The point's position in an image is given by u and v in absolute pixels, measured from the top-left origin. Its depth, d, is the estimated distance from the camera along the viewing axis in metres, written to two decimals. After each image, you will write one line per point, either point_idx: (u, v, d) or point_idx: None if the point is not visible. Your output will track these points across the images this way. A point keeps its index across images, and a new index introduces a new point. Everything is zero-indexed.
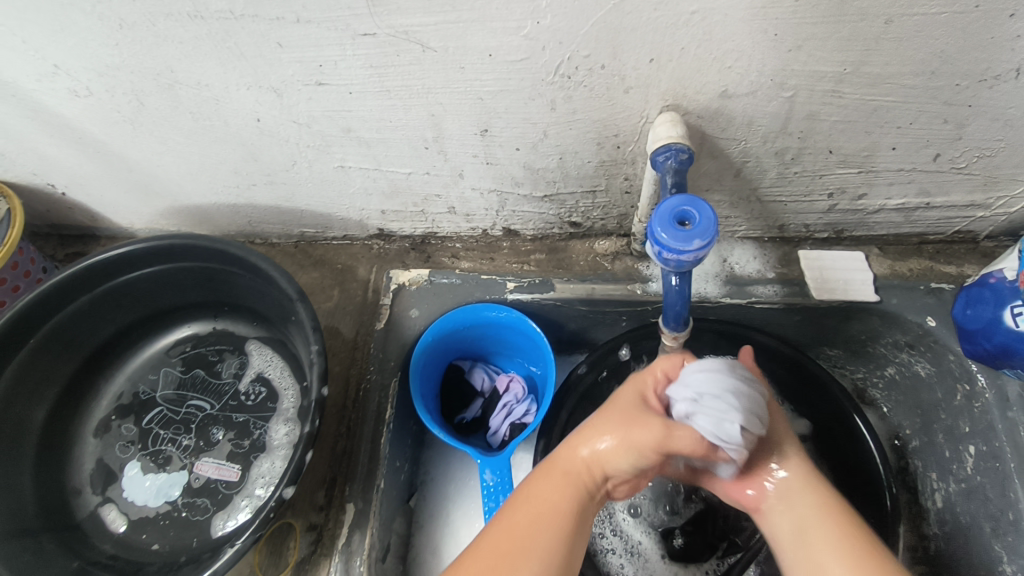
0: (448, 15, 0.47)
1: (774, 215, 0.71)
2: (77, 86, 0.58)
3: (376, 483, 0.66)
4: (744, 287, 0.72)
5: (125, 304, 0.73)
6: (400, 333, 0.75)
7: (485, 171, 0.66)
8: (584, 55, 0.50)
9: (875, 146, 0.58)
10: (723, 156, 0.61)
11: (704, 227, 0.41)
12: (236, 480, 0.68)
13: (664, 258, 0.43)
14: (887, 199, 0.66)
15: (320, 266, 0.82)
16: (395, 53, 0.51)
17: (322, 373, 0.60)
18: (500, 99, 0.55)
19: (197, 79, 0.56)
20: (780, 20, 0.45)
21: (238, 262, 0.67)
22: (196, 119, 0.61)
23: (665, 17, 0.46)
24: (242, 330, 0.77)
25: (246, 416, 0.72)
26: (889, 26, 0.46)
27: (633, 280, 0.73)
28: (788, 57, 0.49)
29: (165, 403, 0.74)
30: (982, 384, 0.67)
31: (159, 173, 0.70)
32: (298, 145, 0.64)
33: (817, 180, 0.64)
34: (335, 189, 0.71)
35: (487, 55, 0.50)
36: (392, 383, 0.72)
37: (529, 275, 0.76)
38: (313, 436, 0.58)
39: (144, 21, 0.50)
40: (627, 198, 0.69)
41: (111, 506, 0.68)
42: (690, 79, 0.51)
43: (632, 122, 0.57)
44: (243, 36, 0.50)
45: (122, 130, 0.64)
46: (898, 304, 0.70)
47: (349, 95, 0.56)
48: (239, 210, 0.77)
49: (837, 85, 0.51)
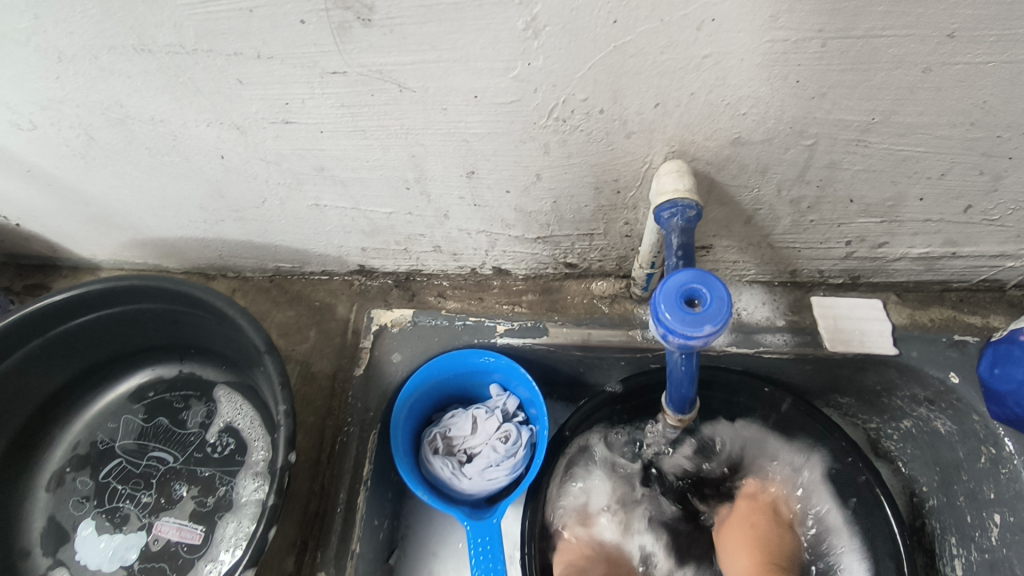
0: (428, 54, 0.41)
1: (786, 261, 0.65)
2: (18, 119, 0.52)
3: (350, 549, 0.61)
4: (752, 336, 0.67)
5: (81, 347, 0.67)
6: (380, 380, 0.69)
7: (472, 213, 0.61)
8: (581, 99, 0.44)
9: (900, 196, 0.53)
10: (733, 203, 0.55)
11: (715, 308, 0.36)
12: (198, 544, 0.63)
13: (669, 340, 0.38)
14: (910, 248, 0.61)
15: (297, 303, 0.77)
16: (369, 92, 0.45)
17: (290, 435, 0.55)
18: (487, 142, 0.50)
19: (151, 114, 0.50)
20: (804, 66, 0.40)
21: (202, 307, 0.62)
22: (154, 155, 0.56)
23: (673, 61, 0.40)
24: (209, 375, 0.71)
25: (211, 471, 0.66)
26: (927, 75, 0.40)
27: (632, 326, 0.68)
28: (810, 105, 0.43)
29: (124, 454, 0.68)
30: (1010, 449, 0.61)
31: (120, 207, 0.65)
32: (268, 183, 0.58)
33: (835, 228, 0.58)
34: (310, 227, 0.66)
35: (472, 96, 0.45)
36: (371, 435, 0.67)
37: (520, 318, 0.71)
38: (278, 508, 0.52)
39: (85, 54, 0.44)
40: (627, 241, 0.63)
41: (61, 570, 0.62)
42: (698, 125, 0.46)
43: (634, 168, 0.51)
44: (197, 71, 0.45)
45: (74, 165, 0.58)
46: (918, 358, 0.65)
47: (320, 134, 0.50)
48: (209, 244, 0.72)
49: (864, 134, 0.46)
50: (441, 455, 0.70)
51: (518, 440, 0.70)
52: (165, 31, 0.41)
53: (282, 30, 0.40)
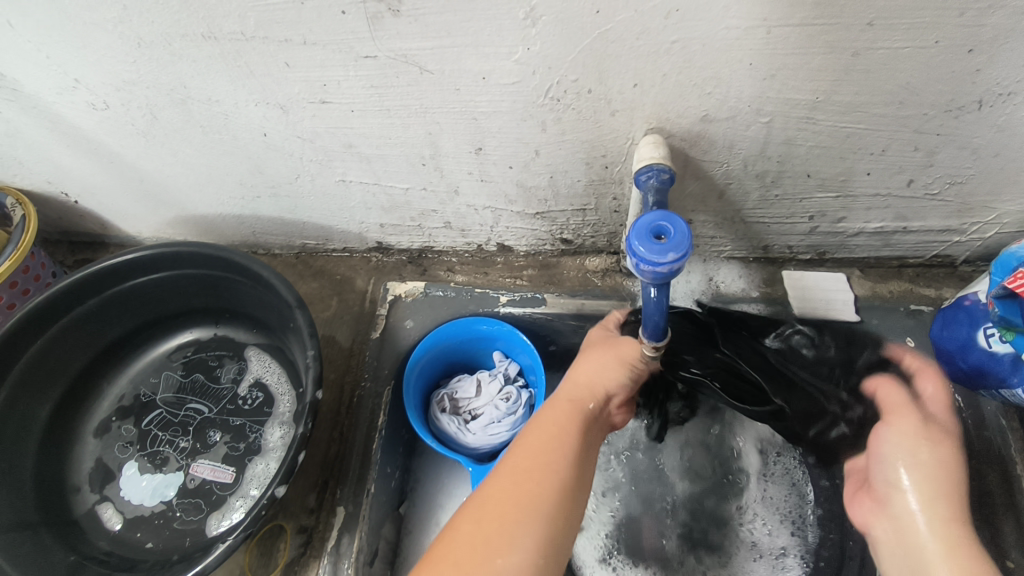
0: (445, 41, 0.50)
1: (758, 236, 0.73)
2: (95, 100, 0.61)
3: (366, 487, 0.68)
4: (729, 305, 0.75)
5: (130, 308, 0.75)
6: (395, 342, 0.77)
7: (479, 188, 0.69)
8: (572, 80, 0.53)
9: (850, 171, 0.61)
10: (706, 178, 0.64)
11: (678, 241, 0.44)
12: (230, 482, 0.70)
13: (641, 271, 0.46)
14: (866, 222, 0.69)
15: (320, 276, 0.85)
16: (395, 74, 0.54)
17: (316, 377, 0.63)
18: (493, 119, 0.58)
19: (209, 95, 0.59)
20: (755, 51, 0.49)
21: (240, 269, 0.70)
22: (206, 133, 0.65)
23: (647, 46, 0.49)
24: (241, 337, 0.79)
25: (242, 420, 0.74)
26: (856, 59, 0.49)
27: (622, 296, 0.76)
28: (763, 86, 0.52)
29: (165, 405, 0.76)
30: (960, 402, 0.68)
31: (170, 183, 0.74)
32: (302, 160, 0.67)
33: (798, 203, 0.67)
34: (336, 203, 0.74)
35: (481, 78, 0.54)
36: (386, 391, 0.74)
37: (521, 289, 0.79)
38: (306, 436, 0.60)
39: (161, 41, 0.53)
40: (616, 216, 0.72)
41: (108, 504, 0.70)
42: (671, 104, 0.54)
43: (618, 144, 0.60)
44: (253, 56, 0.54)
45: (136, 142, 0.67)
46: (878, 325, 0.72)
47: (350, 113, 0.59)
48: (244, 221, 0.80)
49: (811, 112, 0.54)
50: (448, 414, 0.77)
51: (517, 400, 0.78)
52: (230, 20, 0.50)
53: (326, 19, 0.49)
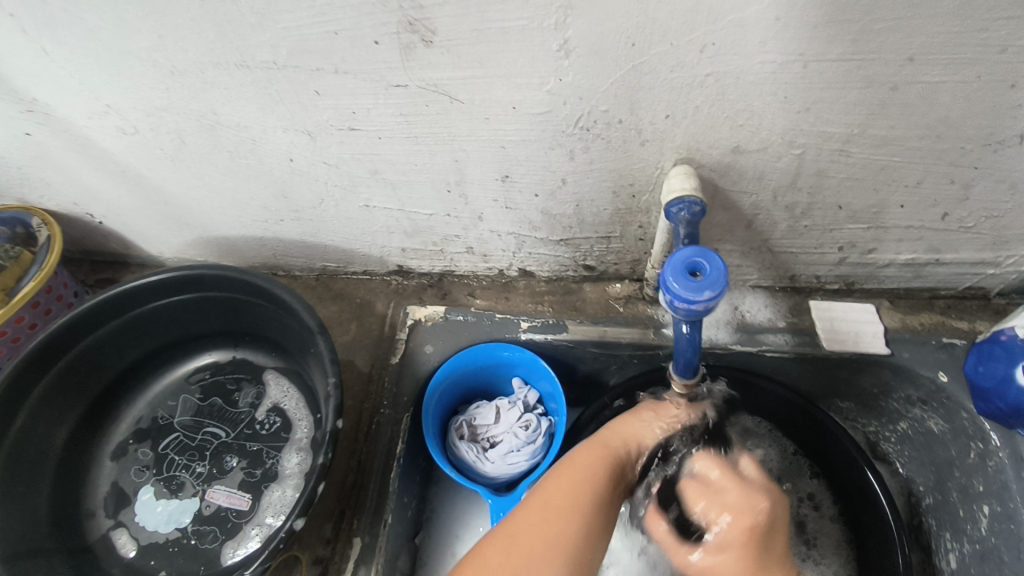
0: (476, 71, 0.50)
1: (785, 266, 0.72)
2: (124, 124, 0.61)
3: (383, 518, 0.67)
4: (755, 335, 0.73)
5: (150, 330, 0.75)
6: (414, 368, 0.76)
7: (504, 215, 0.69)
8: (603, 110, 0.52)
9: (884, 203, 0.60)
10: (735, 208, 0.63)
11: (714, 278, 0.43)
12: (246, 510, 0.69)
13: (676, 308, 0.45)
14: (897, 254, 0.67)
15: (340, 299, 0.85)
16: (424, 103, 0.54)
17: (337, 405, 0.62)
18: (521, 148, 0.58)
19: (237, 121, 0.59)
20: (790, 84, 0.48)
21: (262, 293, 0.70)
22: (233, 157, 0.65)
23: (681, 78, 0.48)
24: (260, 360, 0.78)
25: (259, 446, 0.73)
26: (895, 93, 0.48)
27: (645, 324, 0.75)
28: (798, 118, 0.51)
29: (182, 429, 0.75)
30: (996, 442, 0.66)
31: (194, 206, 0.74)
32: (327, 185, 0.67)
33: (828, 234, 0.65)
34: (358, 227, 0.74)
35: (511, 107, 0.53)
36: (404, 417, 0.73)
37: (542, 316, 0.78)
38: (326, 467, 0.59)
39: (194, 68, 0.53)
40: (641, 244, 0.71)
41: (122, 530, 0.69)
42: (703, 135, 0.54)
43: (647, 173, 0.59)
44: (283, 84, 0.54)
45: (162, 166, 0.67)
46: (909, 359, 0.71)
47: (378, 140, 0.59)
48: (266, 243, 0.80)
49: (846, 145, 0.53)
50: (466, 441, 0.76)
51: (537, 428, 0.76)
52: (263, 50, 0.50)
53: (359, 49, 0.49)
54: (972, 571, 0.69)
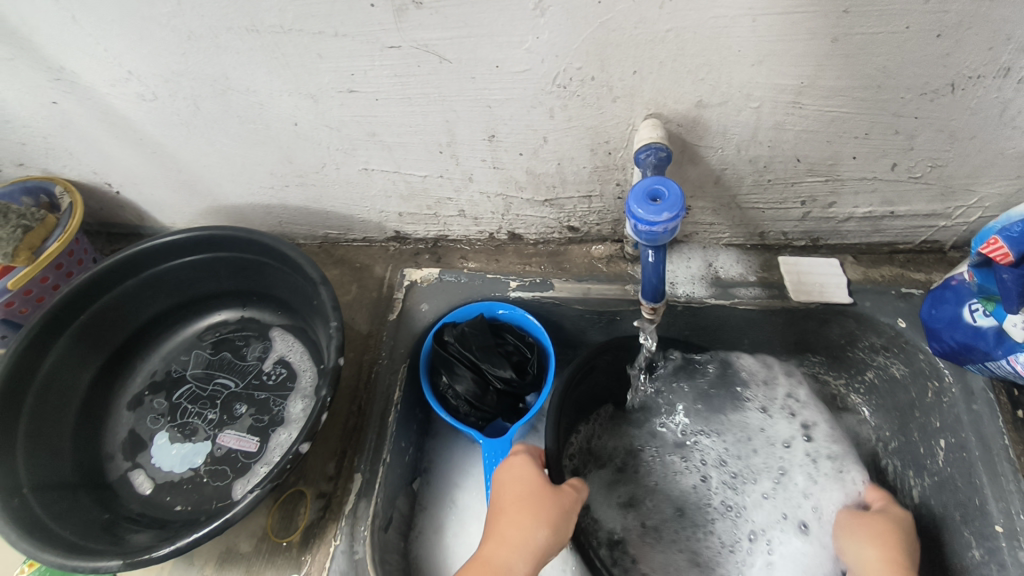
0: (463, 31, 0.56)
1: (754, 222, 0.77)
2: (144, 91, 0.67)
3: (382, 457, 0.71)
4: (728, 289, 0.79)
5: (165, 289, 0.81)
6: (410, 325, 0.82)
7: (492, 175, 0.74)
8: (577, 67, 0.58)
9: (837, 154, 0.65)
10: (703, 163, 0.69)
11: (671, 203, 0.48)
12: (254, 450, 0.74)
13: (638, 231, 0.50)
14: (855, 207, 0.73)
15: (341, 264, 0.90)
16: (417, 64, 0.60)
17: (339, 345, 0.67)
18: (505, 106, 0.64)
19: (248, 86, 0.65)
20: (742, 38, 0.54)
21: (269, 251, 0.75)
22: (242, 122, 0.70)
23: (644, 34, 0.54)
24: (267, 319, 0.84)
25: (266, 395, 0.78)
26: (836, 44, 0.54)
27: (625, 281, 0.81)
28: (751, 71, 0.57)
29: (194, 381, 0.80)
30: (949, 379, 0.71)
31: (205, 173, 0.79)
32: (329, 148, 0.73)
33: (790, 187, 0.71)
34: (358, 191, 0.80)
35: (495, 66, 0.59)
36: (401, 367, 0.78)
37: (531, 275, 0.84)
38: (328, 399, 0.63)
39: (210, 34, 0.59)
40: (619, 203, 0.76)
41: (139, 471, 0.74)
42: (668, 90, 0.60)
43: (620, 130, 0.65)
44: (289, 47, 0.60)
45: (178, 133, 0.73)
46: (871, 307, 0.76)
47: (375, 101, 0.65)
48: (272, 210, 0.86)
49: (797, 96, 0.59)
50: None
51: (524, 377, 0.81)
52: (272, 14, 0.56)
53: (357, 12, 0.55)
54: (932, 503, 0.74)
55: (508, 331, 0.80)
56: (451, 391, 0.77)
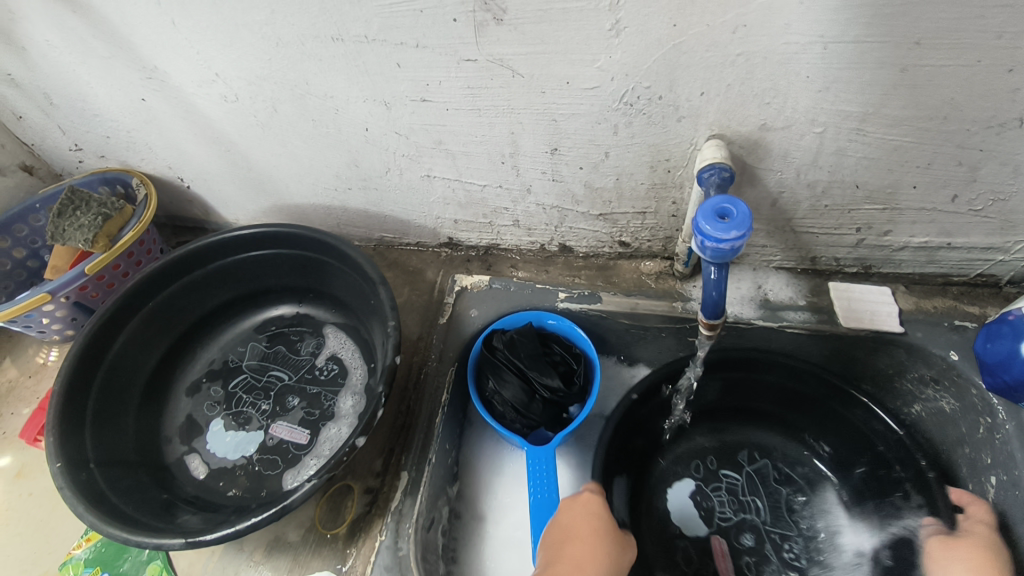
0: (538, 47, 0.58)
1: (807, 246, 0.78)
2: (228, 92, 0.71)
3: (429, 456, 0.73)
4: (777, 312, 0.80)
5: (228, 281, 0.84)
6: (459, 329, 0.84)
7: (550, 188, 0.76)
8: (645, 87, 0.60)
9: (897, 183, 0.66)
10: (761, 186, 0.70)
11: (739, 221, 0.50)
12: (305, 442, 0.76)
13: (705, 248, 0.51)
14: (911, 237, 0.73)
15: (394, 267, 0.93)
16: (490, 76, 0.62)
17: (396, 343, 0.69)
18: (571, 121, 0.66)
19: (326, 92, 0.68)
20: (811, 64, 0.55)
21: (330, 250, 0.78)
22: (316, 126, 0.74)
23: (715, 57, 0.56)
24: (321, 316, 0.87)
25: (319, 389, 0.80)
26: (904, 74, 0.54)
27: (674, 298, 0.82)
28: (817, 97, 0.58)
29: (249, 371, 0.83)
30: (1003, 415, 0.70)
31: (274, 173, 0.83)
32: (395, 154, 0.76)
33: (846, 214, 0.72)
34: (418, 197, 0.83)
35: (565, 82, 0.61)
36: (449, 371, 0.80)
37: (579, 287, 0.85)
38: (384, 395, 0.65)
39: (297, 41, 0.63)
40: (673, 220, 0.78)
41: (194, 455, 0.76)
42: (734, 112, 0.61)
43: (682, 149, 0.66)
44: (370, 57, 0.63)
45: (254, 133, 0.77)
46: (923, 338, 0.76)
47: (445, 111, 0.68)
48: (332, 212, 0.89)
49: (861, 124, 0.60)
50: None
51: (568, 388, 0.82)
52: (358, 25, 0.59)
53: (439, 26, 0.58)
54: None
55: (555, 341, 0.82)
56: (496, 396, 0.78)
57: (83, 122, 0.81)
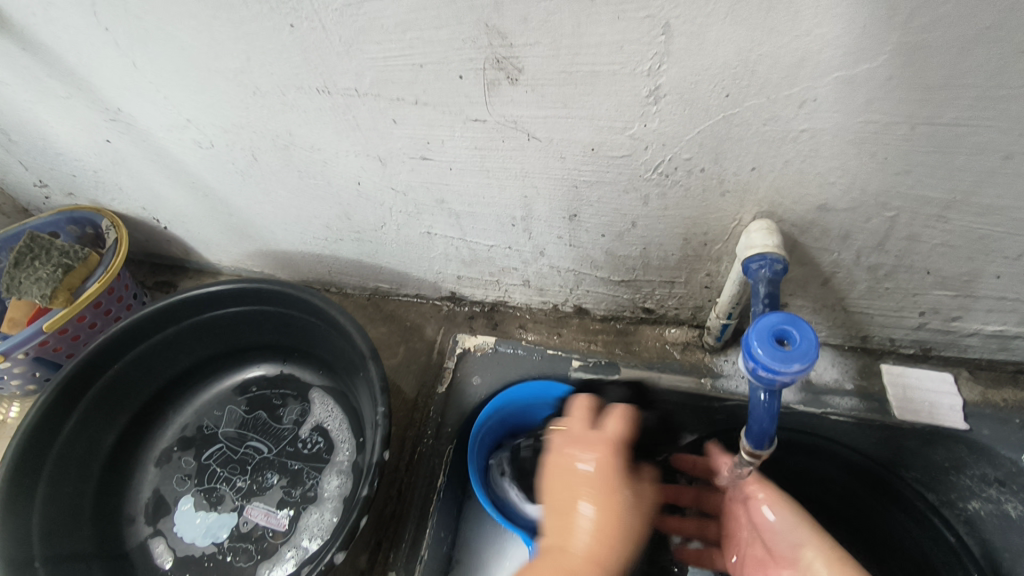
0: (559, 111, 0.48)
1: (858, 325, 0.69)
2: (201, 138, 0.62)
3: (419, 554, 0.64)
4: (820, 397, 0.70)
5: (205, 338, 0.76)
6: (459, 401, 0.74)
7: (566, 252, 0.67)
8: (685, 158, 0.50)
9: (977, 273, 0.56)
10: (812, 265, 0.60)
11: (803, 349, 0.41)
12: (283, 530, 0.68)
13: (758, 375, 0.42)
14: (984, 324, 0.64)
15: (390, 321, 0.85)
16: (501, 138, 0.53)
17: (385, 435, 0.60)
18: (594, 189, 0.56)
19: (311, 144, 0.59)
20: (892, 146, 0.45)
21: (316, 313, 0.69)
22: (302, 177, 0.65)
23: (773, 132, 0.46)
24: (307, 377, 0.78)
25: (300, 465, 0.72)
26: (1008, 162, 0.44)
27: (702, 373, 0.71)
28: (894, 180, 0.48)
29: (225, 440, 0.75)
30: None
31: (257, 220, 0.74)
32: (391, 210, 0.67)
33: (910, 297, 0.62)
34: (417, 252, 0.74)
35: (589, 149, 0.52)
36: (446, 450, 0.70)
37: (595, 356, 0.75)
38: (369, 500, 0.56)
39: (276, 91, 0.53)
40: (706, 292, 0.68)
41: (159, 539, 0.69)
42: (789, 190, 0.51)
43: (723, 224, 0.57)
44: (362, 111, 0.53)
45: (232, 180, 0.68)
46: (988, 437, 0.65)
47: (448, 170, 0.58)
48: (323, 260, 0.81)
49: (944, 211, 0.50)
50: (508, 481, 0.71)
51: None
52: (346, 77, 0.50)
53: (443, 83, 0.48)
54: None
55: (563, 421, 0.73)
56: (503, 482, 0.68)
57: (46, 160, 0.72)
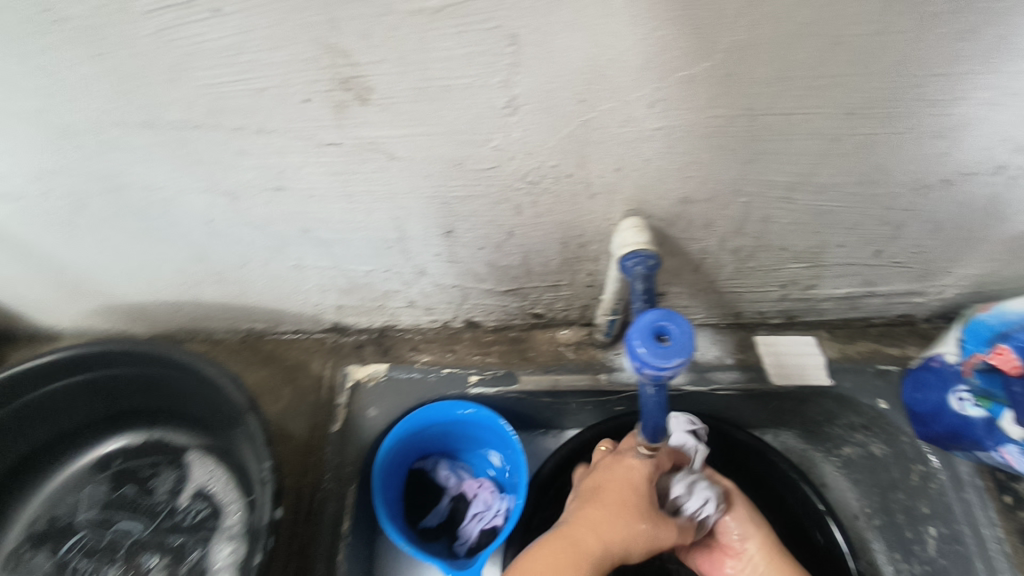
0: (416, 129, 0.46)
1: (731, 304, 0.73)
2: (4, 190, 0.53)
3: None
4: (705, 374, 0.73)
5: (45, 416, 0.66)
6: (356, 435, 0.70)
7: (447, 269, 0.65)
8: (551, 165, 0.50)
9: (823, 244, 0.62)
10: (683, 254, 0.63)
11: (680, 344, 0.42)
12: None
13: (643, 373, 0.44)
14: (835, 289, 0.70)
15: (269, 362, 0.78)
16: (358, 161, 0.50)
17: (275, 491, 0.55)
18: (466, 204, 0.55)
19: (148, 183, 0.53)
20: (733, 137, 0.48)
21: (178, 369, 0.62)
22: (140, 221, 0.57)
23: (631, 133, 0.47)
24: (181, 440, 0.70)
25: (182, 539, 0.64)
26: (837, 144, 0.49)
27: (597, 370, 0.72)
28: (745, 169, 0.51)
29: (88, 528, 0.65)
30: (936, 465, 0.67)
31: (93, 274, 0.66)
32: (251, 246, 0.61)
33: (771, 273, 0.67)
34: (288, 286, 0.69)
35: (453, 164, 0.50)
36: (348, 490, 0.66)
37: (491, 367, 0.74)
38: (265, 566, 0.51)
39: (92, 128, 0.47)
40: (589, 290, 0.69)
41: None
42: (652, 187, 0.53)
43: (596, 224, 0.58)
44: (199, 144, 0.48)
45: (54, 233, 0.59)
46: (850, 388, 0.71)
47: (308, 199, 0.54)
48: (182, 307, 0.73)
49: (790, 192, 0.54)
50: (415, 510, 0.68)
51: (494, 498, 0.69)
52: (174, 108, 0.45)
53: (284, 107, 0.44)
54: None
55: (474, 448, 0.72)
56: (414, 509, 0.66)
57: None
